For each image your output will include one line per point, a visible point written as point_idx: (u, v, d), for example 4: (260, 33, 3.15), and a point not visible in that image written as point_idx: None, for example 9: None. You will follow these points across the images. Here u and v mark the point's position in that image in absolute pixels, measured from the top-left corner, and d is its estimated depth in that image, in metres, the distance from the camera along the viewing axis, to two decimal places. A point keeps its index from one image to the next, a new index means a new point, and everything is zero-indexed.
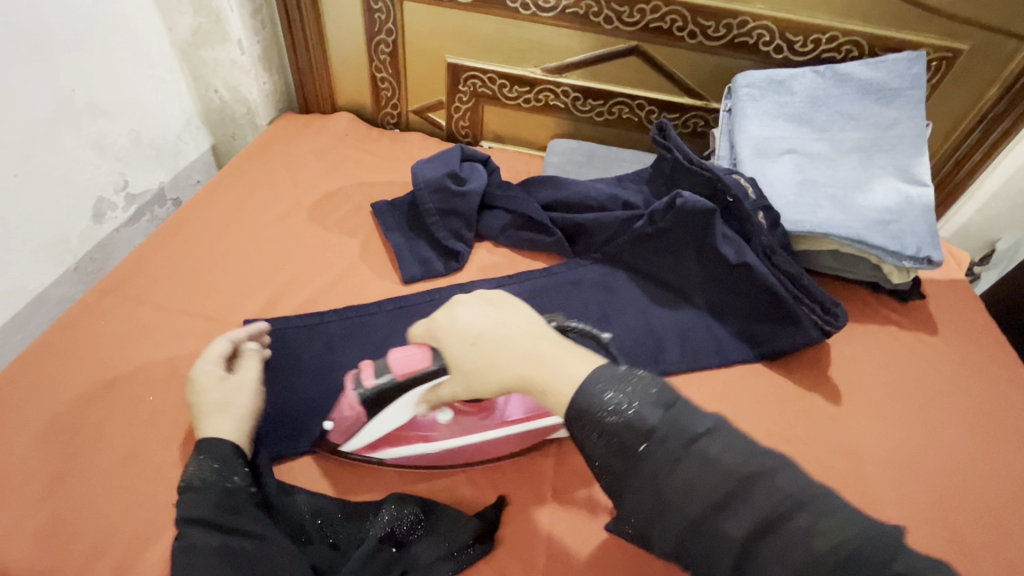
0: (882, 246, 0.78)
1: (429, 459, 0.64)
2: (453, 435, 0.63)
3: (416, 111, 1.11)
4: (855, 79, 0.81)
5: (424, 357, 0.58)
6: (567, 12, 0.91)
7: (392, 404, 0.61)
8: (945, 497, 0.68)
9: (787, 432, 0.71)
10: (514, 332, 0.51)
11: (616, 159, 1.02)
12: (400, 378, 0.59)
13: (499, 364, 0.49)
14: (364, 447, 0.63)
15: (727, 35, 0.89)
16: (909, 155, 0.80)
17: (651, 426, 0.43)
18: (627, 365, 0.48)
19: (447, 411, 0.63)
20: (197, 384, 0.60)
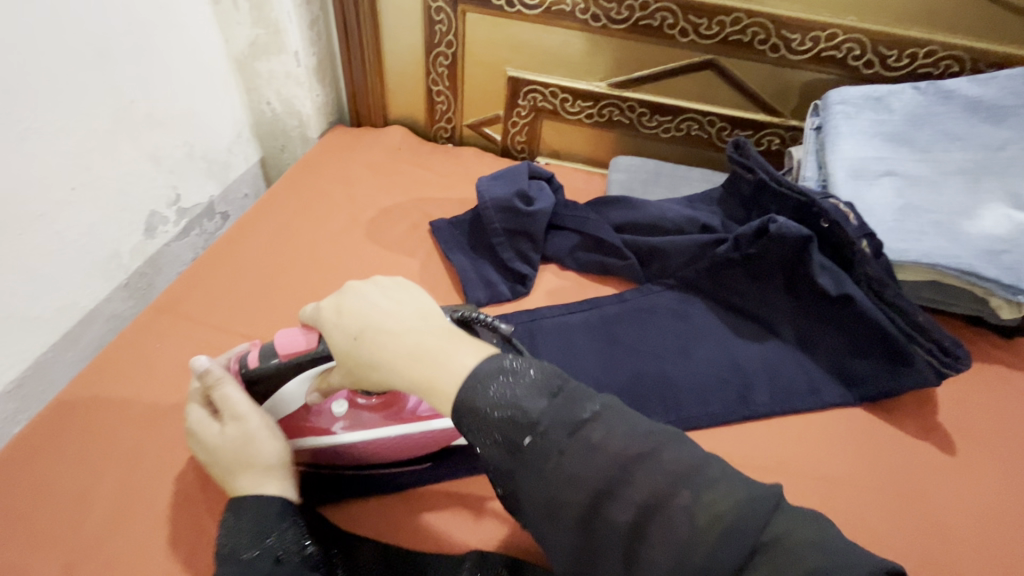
0: (995, 279, 0.71)
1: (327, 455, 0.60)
2: (350, 430, 0.59)
3: (471, 125, 1.07)
4: (960, 96, 0.75)
5: (312, 335, 0.54)
6: (640, 25, 0.86)
7: (280, 387, 0.57)
8: None
9: (899, 485, 0.64)
10: (408, 327, 0.48)
11: (683, 178, 0.97)
12: (284, 359, 0.55)
13: (387, 354, 0.47)
14: None
15: (813, 49, 0.83)
16: (1023, 180, 0.73)
17: (534, 419, 0.41)
18: (513, 354, 0.46)
19: (343, 403, 0.60)
20: (208, 445, 0.54)
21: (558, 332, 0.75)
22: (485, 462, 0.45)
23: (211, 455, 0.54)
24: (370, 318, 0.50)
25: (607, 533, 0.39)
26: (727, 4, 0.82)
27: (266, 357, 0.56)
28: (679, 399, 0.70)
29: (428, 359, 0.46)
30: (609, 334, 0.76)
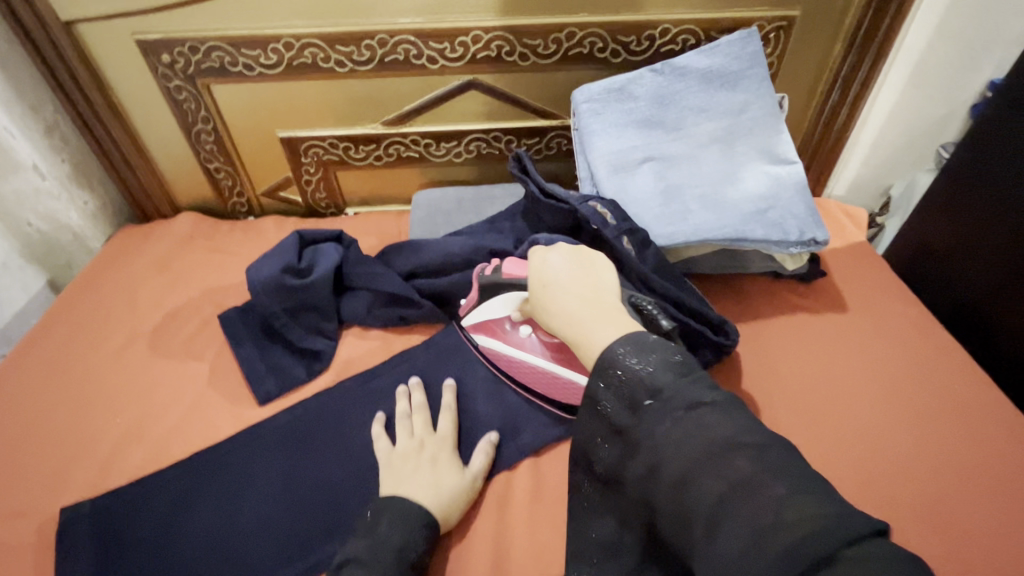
0: (764, 238, 0.72)
1: (492, 356, 0.70)
2: (531, 351, 0.66)
3: (266, 193, 1.01)
4: (694, 70, 0.76)
5: None
6: (387, 61, 0.83)
7: (496, 297, 0.69)
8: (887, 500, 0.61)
9: None
10: (571, 280, 0.57)
11: (487, 199, 0.94)
12: (506, 278, 0.68)
13: (557, 302, 0.55)
14: (471, 325, 0.72)
15: (559, 50, 0.83)
16: (768, 136, 0.75)
17: (658, 386, 0.46)
18: (655, 337, 0.50)
19: (530, 327, 0.67)
20: (439, 470, 0.60)
21: (362, 403, 0.70)
22: (604, 423, 0.49)
23: (439, 485, 0.58)
24: (604, 279, 0.58)
25: (687, 499, 0.41)
26: (461, 24, 0.79)
27: (496, 272, 0.69)
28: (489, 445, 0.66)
29: (587, 320, 0.53)
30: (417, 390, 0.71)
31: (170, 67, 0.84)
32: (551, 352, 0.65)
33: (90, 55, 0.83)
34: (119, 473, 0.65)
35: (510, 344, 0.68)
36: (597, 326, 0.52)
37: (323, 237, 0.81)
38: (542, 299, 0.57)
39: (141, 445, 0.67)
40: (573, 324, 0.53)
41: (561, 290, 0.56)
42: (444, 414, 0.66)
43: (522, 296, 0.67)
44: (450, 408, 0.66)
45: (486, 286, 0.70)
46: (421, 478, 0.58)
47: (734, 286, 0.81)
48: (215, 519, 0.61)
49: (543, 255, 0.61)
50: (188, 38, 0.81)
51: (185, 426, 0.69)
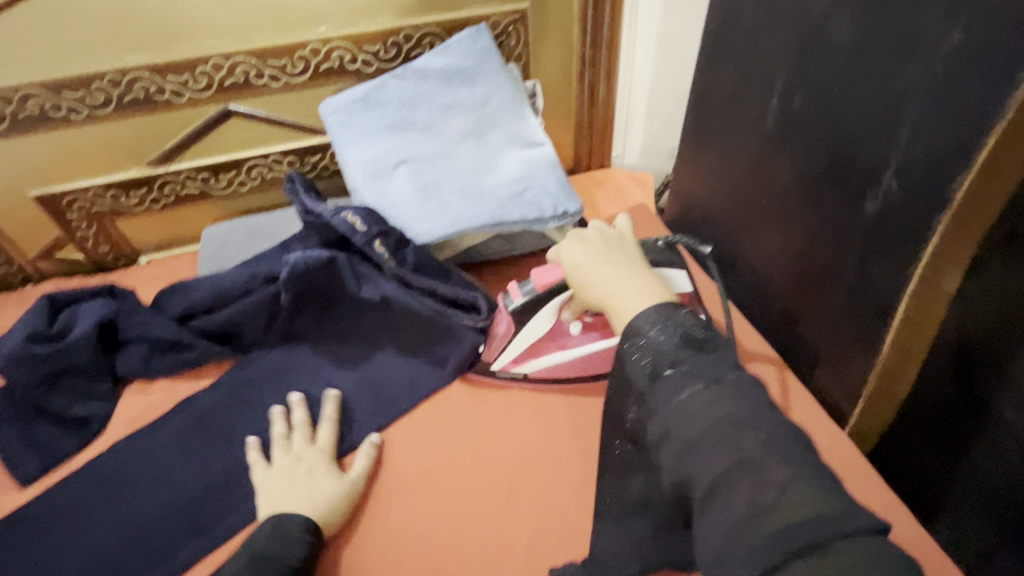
0: (522, 219, 0.77)
1: (573, 367, 0.68)
2: (587, 341, 0.67)
3: (39, 257, 0.93)
4: (433, 70, 0.79)
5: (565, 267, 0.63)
6: (127, 102, 0.80)
7: (536, 314, 0.66)
8: None
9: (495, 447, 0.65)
10: (588, 257, 0.57)
11: (279, 223, 0.93)
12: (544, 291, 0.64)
13: (595, 289, 0.54)
14: (510, 361, 0.68)
15: (308, 67, 0.83)
16: (513, 124, 0.81)
17: (673, 355, 0.44)
18: (676, 307, 0.49)
19: (577, 322, 0.67)
20: (319, 475, 0.61)
21: (140, 461, 0.67)
22: (626, 385, 0.48)
23: (320, 491, 0.59)
24: (629, 254, 0.57)
25: (687, 472, 0.40)
26: (195, 55, 0.78)
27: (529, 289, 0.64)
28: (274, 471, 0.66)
29: (620, 290, 0.52)
30: (204, 433, 0.70)
31: None
32: (602, 329, 0.67)
33: None
34: None
35: (570, 347, 0.67)
36: (628, 293, 0.52)
37: (80, 296, 0.76)
38: (575, 275, 0.57)
39: None
40: (603, 291, 0.53)
41: (593, 266, 0.55)
42: (325, 424, 0.67)
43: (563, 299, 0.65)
44: (330, 419, 0.67)
45: (521, 309, 0.65)
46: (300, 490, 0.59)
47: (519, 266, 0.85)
48: None
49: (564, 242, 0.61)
50: None
51: None
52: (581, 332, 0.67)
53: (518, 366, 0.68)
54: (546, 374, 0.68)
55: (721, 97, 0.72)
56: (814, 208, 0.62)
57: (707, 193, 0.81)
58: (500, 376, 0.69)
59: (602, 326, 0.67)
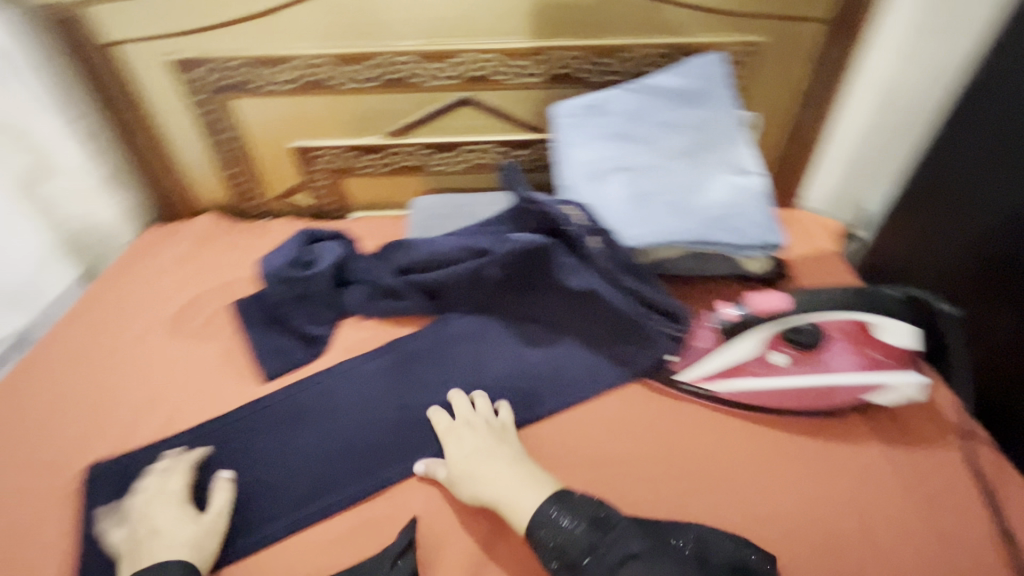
0: (723, 242, 0.79)
1: (764, 397, 0.69)
2: (787, 375, 0.68)
3: (279, 197, 1.10)
4: (664, 88, 0.84)
5: (784, 297, 0.64)
6: (388, 80, 0.93)
7: (742, 337, 0.67)
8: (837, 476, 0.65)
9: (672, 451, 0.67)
10: (461, 457, 0.65)
11: (478, 204, 1.02)
12: (756, 315, 0.65)
13: (471, 479, 0.63)
14: (702, 377, 0.70)
15: (544, 71, 0.91)
16: (731, 149, 0.82)
17: (588, 544, 0.54)
18: (569, 492, 0.59)
19: (780, 354, 0.69)
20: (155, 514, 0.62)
21: (352, 385, 0.78)
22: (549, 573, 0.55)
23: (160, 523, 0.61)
24: (511, 444, 0.67)
25: None
26: (456, 47, 0.88)
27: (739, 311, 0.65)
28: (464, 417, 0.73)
29: (501, 486, 0.61)
30: (403, 373, 0.79)
31: (198, 83, 0.94)
32: (801, 366, 0.68)
33: (128, 71, 0.93)
34: (139, 440, 0.73)
35: (767, 377, 0.68)
36: (523, 495, 0.59)
37: (321, 237, 0.89)
38: (455, 470, 0.64)
39: (159, 414, 0.76)
40: (494, 495, 0.60)
41: (485, 459, 0.64)
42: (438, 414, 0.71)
43: (772, 328, 0.65)
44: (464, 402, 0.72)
45: (728, 328, 0.66)
46: (168, 542, 0.59)
47: (701, 286, 0.87)
48: (216, 481, 0.69)
49: (445, 432, 0.69)
50: (215, 58, 0.91)
51: (198, 398, 0.77)
52: (784, 364, 0.68)
53: (709, 383, 0.70)
54: (734, 397, 0.70)
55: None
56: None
57: (947, 255, 0.85)
58: (683, 389, 0.72)
59: (804, 362, 0.68)
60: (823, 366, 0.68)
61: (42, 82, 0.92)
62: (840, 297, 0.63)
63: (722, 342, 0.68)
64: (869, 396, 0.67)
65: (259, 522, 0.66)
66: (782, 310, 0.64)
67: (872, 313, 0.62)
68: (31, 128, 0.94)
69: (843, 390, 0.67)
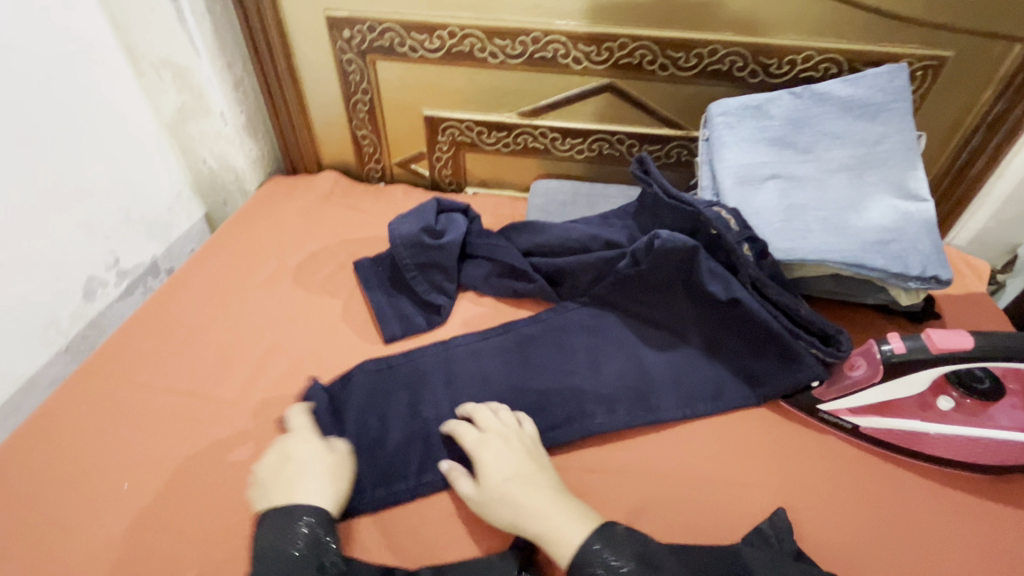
0: (883, 269, 0.73)
1: (918, 442, 0.63)
2: (950, 423, 0.62)
3: (399, 164, 1.12)
4: (835, 97, 0.79)
5: (969, 338, 0.57)
6: (534, 58, 0.91)
7: (909, 374, 0.61)
8: (1000, 541, 0.59)
9: (810, 482, 0.63)
10: (500, 478, 0.60)
11: (601, 196, 1.00)
12: (933, 353, 0.58)
13: (516, 503, 0.58)
14: (848, 409, 0.65)
15: (698, 65, 0.87)
16: (902, 170, 0.76)
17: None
18: (612, 526, 0.55)
19: (945, 399, 0.64)
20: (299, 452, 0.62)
21: (470, 357, 0.77)
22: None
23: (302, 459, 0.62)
24: (541, 466, 0.62)
25: None
26: (612, 31, 0.86)
27: (913, 345, 0.59)
28: (583, 411, 0.70)
29: (543, 514, 0.56)
30: (519, 357, 0.77)
31: (348, 42, 0.96)
32: (966, 415, 0.63)
33: (285, 24, 0.96)
34: (265, 381, 0.75)
35: (928, 420, 0.62)
36: (557, 528, 0.55)
37: (449, 207, 0.89)
38: (487, 493, 0.59)
39: (285, 359, 0.78)
40: (541, 524, 0.56)
41: (522, 487, 0.59)
42: (460, 427, 0.66)
43: (948, 369, 0.59)
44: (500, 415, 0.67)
45: (897, 363, 0.60)
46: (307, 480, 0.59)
47: (836, 311, 0.83)
48: (336, 431, 0.70)
49: (474, 446, 0.64)
50: (370, 18, 0.92)
51: (321, 349, 0.79)
52: (948, 411, 0.63)
53: (854, 416, 0.65)
54: (882, 436, 0.64)
55: None
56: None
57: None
58: (822, 418, 0.68)
59: (972, 412, 0.63)
60: (994, 419, 0.62)
61: (207, 23, 0.94)
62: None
63: (884, 377, 0.62)
64: None
65: (390, 478, 0.65)
66: (962, 350, 0.58)
67: None
68: (192, 66, 0.95)
69: (1017, 450, 0.61)
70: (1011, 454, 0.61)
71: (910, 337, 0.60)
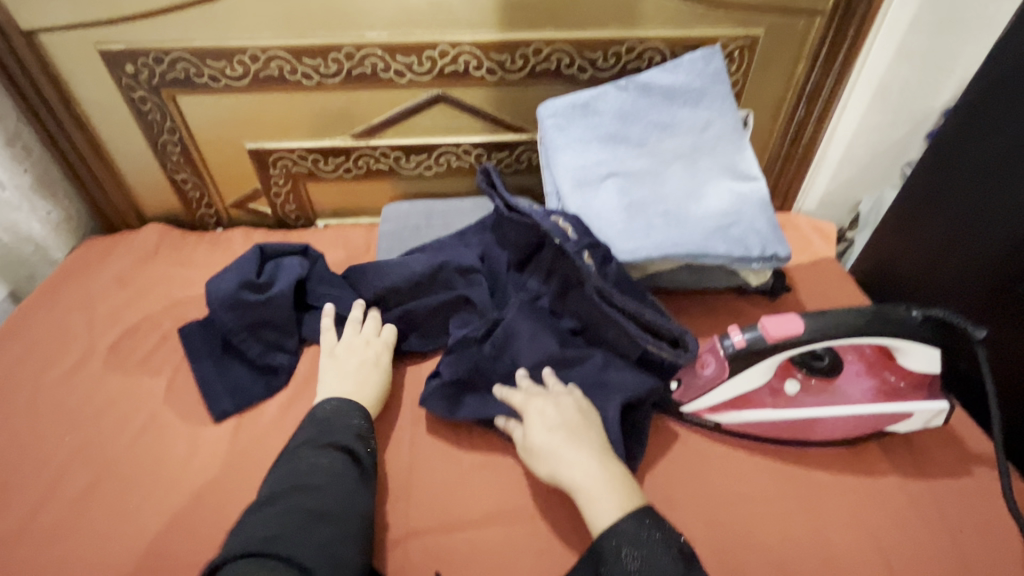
0: (725, 255, 0.72)
1: (774, 429, 0.63)
2: (800, 406, 0.62)
3: (235, 205, 1.00)
4: (658, 86, 0.77)
5: (800, 323, 0.57)
6: (354, 75, 0.83)
7: (754, 365, 0.60)
8: (856, 517, 0.59)
9: (678, 495, 0.61)
10: (545, 430, 0.58)
11: (455, 212, 0.94)
12: (771, 342, 0.58)
13: (568, 467, 0.55)
14: (706, 409, 0.64)
15: (526, 65, 0.83)
16: (731, 153, 0.76)
17: None
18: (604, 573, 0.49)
19: (793, 381, 0.63)
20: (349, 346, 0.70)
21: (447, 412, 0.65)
22: None
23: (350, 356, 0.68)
24: (580, 429, 0.58)
25: None
26: (428, 39, 0.79)
27: (751, 337, 0.59)
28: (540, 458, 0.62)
29: (594, 490, 0.53)
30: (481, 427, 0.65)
31: (134, 78, 0.83)
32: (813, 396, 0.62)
33: (53, 65, 0.82)
34: (65, 497, 0.63)
35: (778, 407, 0.62)
36: (605, 503, 0.52)
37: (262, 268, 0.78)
38: (532, 449, 0.58)
39: (92, 465, 0.65)
40: (583, 483, 0.53)
41: (569, 438, 0.57)
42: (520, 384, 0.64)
43: (788, 355, 0.59)
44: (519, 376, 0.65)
45: (740, 355, 0.59)
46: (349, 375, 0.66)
47: (696, 300, 0.82)
48: (155, 543, 0.59)
49: (524, 405, 0.61)
50: (152, 49, 0.80)
51: (138, 443, 0.68)
52: (796, 394, 0.63)
53: (715, 414, 0.64)
54: (740, 428, 0.64)
55: (1017, 152, 0.65)
56: (1011, 305, 0.66)
57: (897, 252, 0.84)
58: (686, 419, 0.66)
59: (817, 391, 0.63)
60: (838, 393, 0.62)
61: None
62: (859, 322, 0.56)
63: (731, 373, 0.61)
64: (890, 426, 0.62)
65: None
66: (795, 336, 0.57)
67: (892, 337, 0.57)
68: None
69: (862, 420, 0.61)
70: (858, 427, 0.62)
71: (749, 329, 0.60)
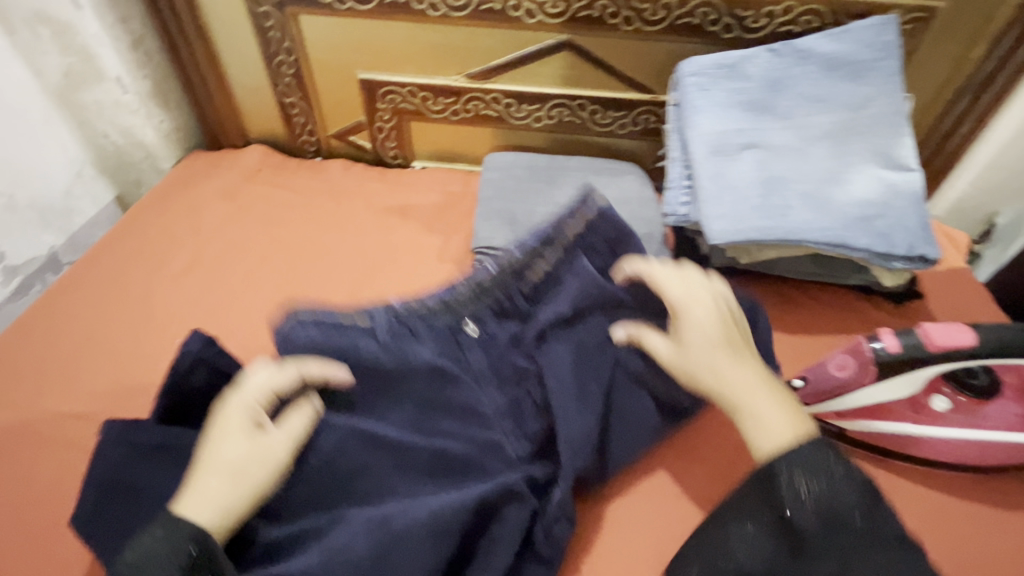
0: (866, 249, 0.66)
1: (912, 446, 0.58)
2: (947, 424, 0.56)
3: (336, 135, 0.99)
4: (816, 54, 0.70)
5: (972, 335, 0.52)
6: (482, 10, 0.79)
7: (906, 373, 0.55)
8: (982, 548, 0.54)
9: None
10: (702, 339, 0.55)
11: (561, 168, 0.90)
12: (932, 350, 0.53)
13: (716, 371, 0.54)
14: (834, 413, 0.59)
15: (667, 17, 0.77)
16: (888, 137, 0.68)
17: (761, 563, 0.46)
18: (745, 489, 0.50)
19: (940, 397, 0.58)
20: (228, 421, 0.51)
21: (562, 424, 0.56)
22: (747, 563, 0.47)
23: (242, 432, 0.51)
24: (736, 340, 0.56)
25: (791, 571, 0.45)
26: None
27: (908, 341, 0.54)
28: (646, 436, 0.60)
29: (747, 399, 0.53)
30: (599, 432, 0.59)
31: None
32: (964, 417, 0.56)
33: None
34: None
35: (922, 422, 0.57)
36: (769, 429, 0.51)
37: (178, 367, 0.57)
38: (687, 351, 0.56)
39: None
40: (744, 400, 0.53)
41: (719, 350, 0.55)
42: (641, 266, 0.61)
43: (950, 368, 0.53)
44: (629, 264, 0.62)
45: (892, 361, 0.54)
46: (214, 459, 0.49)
47: (815, 293, 0.76)
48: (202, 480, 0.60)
49: (678, 295, 0.58)
50: None
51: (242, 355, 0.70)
52: (942, 411, 0.57)
53: (842, 420, 0.59)
54: (872, 439, 0.59)
55: None
56: None
57: None
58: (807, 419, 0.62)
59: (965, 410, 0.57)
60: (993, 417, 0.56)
61: None
62: None
63: (877, 377, 0.55)
64: None
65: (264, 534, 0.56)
66: (964, 348, 0.52)
67: None
68: (72, 21, 0.80)
69: (1016, 450, 0.56)
70: (1011, 457, 0.56)
71: (904, 333, 0.55)
